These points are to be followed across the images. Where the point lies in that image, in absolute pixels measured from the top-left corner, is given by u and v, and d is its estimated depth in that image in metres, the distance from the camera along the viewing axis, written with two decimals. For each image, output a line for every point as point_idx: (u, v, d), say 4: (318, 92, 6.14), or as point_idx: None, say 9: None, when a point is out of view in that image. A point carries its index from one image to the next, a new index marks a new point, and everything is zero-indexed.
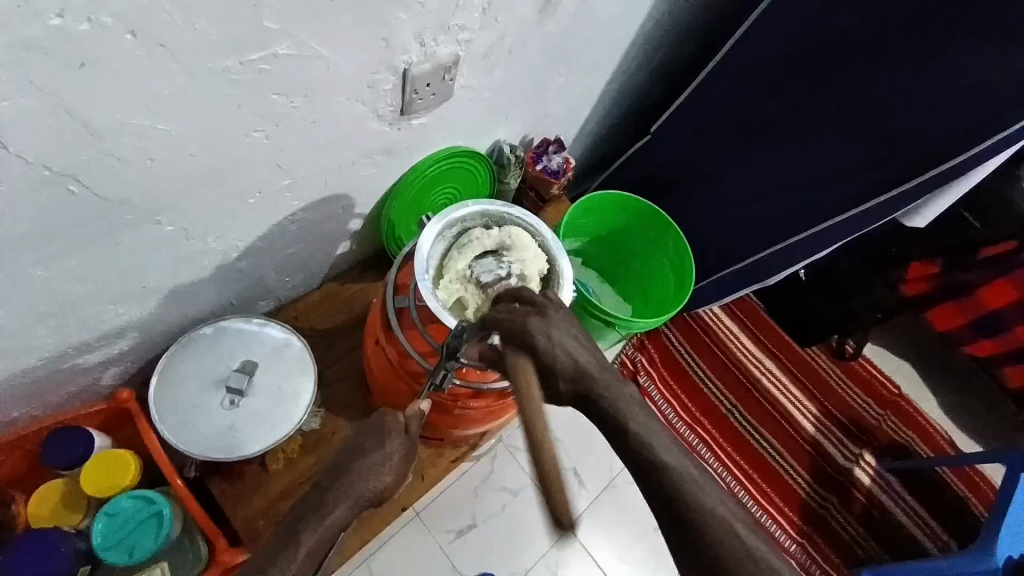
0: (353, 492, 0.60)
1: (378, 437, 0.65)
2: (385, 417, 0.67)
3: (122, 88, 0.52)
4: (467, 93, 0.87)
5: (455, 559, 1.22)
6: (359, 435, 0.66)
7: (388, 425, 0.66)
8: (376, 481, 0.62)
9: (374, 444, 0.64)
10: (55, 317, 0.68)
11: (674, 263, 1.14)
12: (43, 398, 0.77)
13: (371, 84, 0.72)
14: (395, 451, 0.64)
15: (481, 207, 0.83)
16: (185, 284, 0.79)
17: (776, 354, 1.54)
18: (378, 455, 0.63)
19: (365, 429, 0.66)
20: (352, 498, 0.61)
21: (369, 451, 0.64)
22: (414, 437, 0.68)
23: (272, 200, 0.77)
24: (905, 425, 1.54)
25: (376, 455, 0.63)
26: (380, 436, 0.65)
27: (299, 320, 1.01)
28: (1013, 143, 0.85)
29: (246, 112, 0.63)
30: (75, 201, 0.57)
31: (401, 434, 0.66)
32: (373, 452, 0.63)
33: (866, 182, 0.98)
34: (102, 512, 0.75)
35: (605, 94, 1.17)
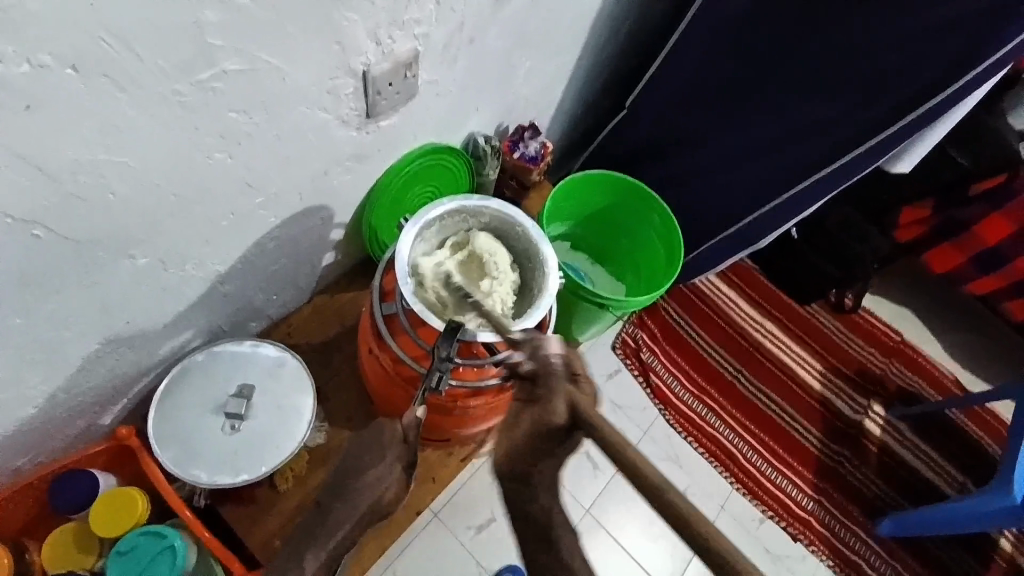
0: (358, 507, 0.63)
1: (377, 450, 0.66)
2: (384, 430, 0.68)
3: (72, 126, 0.51)
4: (432, 89, 0.86)
5: (479, 554, 1.23)
6: (358, 447, 0.68)
7: (385, 437, 0.67)
8: (382, 492, 0.64)
9: (374, 457, 0.66)
10: (41, 364, 0.67)
11: (662, 237, 1.13)
12: (41, 446, 0.76)
13: (332, 90, 0.71)
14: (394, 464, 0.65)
15: (456, 204, 0.82)
16: (171, 315, 0.78)
17: (775, 315, 1.54)
18: (377, 471, 0.65)
19: (366, 442, 0.68)
20: (358, 512, 0.63)
21: (370, 464, 0.66)
22: (415, 445, 0.69)
23: (247, 220, 0.76)
24: (910, 370, 1.55)
25: (374, 470, 0.65)
26: (379, 448, 0.67)
27: (293, 336, 1.00)
28: (997, 70, 0.85)
29: (207, 134, 0.62)
30: (42, 245, 0.56)
31: (400, 444, 0.67)
32: (374, 466, 0.65)
33: (847, 132, 0.97)
34: (115, 551, 0.74)
35: (575, 74, 1.16)
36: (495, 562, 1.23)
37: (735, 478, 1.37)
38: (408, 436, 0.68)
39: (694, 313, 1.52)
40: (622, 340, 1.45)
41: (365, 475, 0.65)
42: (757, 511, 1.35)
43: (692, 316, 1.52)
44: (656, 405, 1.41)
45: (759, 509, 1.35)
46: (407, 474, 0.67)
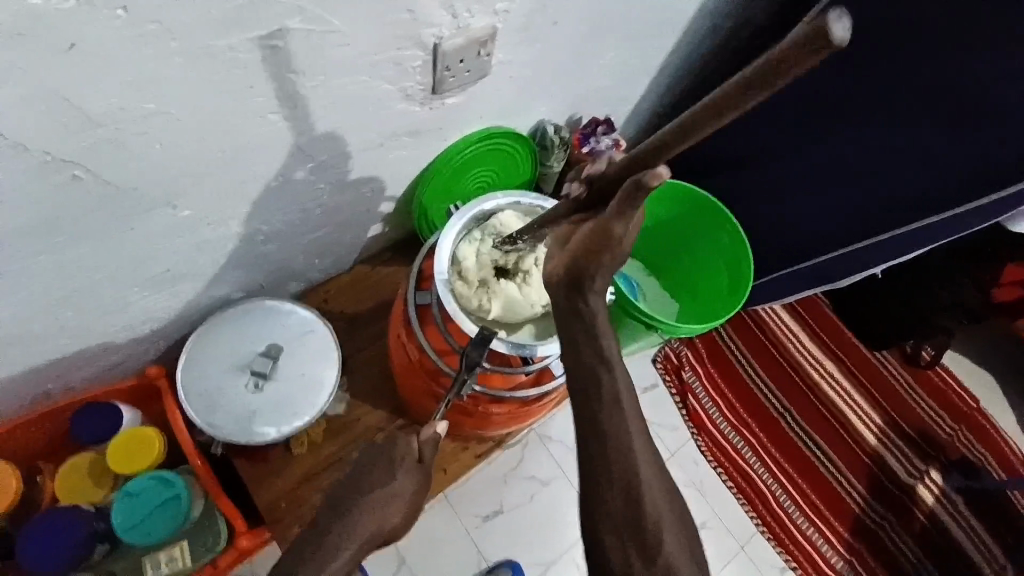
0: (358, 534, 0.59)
1: (388, 470, 0.63)
2: (396, 446, 0.65)
3: (118, 71, 0.49)
4: (505, 70, 0.80)
5: (481, 544, 1.21)
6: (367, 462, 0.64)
7: (398, 453, 0.64)
8: (383, 520, 0.60)
9: (383, 477, 0.62)
10: (78, 299, 0.68)
11: (730, 261, 1.04)
12: (74, 373, 0.78)
13: (397, 61, 0.66)
14: (404, 486, 0.61)
15: (510, 199, 0.76)
16: (211, 266, 0.78)
17: (838, 357, 1.42)
18: (384, 494, 0.61)
19: (375, 455, 0.64)
20: (359, 540, 0.59)
21: (378, 486, 0.62)
22: (429, 464, 0.64)
23: (294, 183, 0.73)
24: (981, 443, 1.39)
25: (384, 491, 0.61)
26: (389, 467, 0.63)
27: (328, 303, 0.99)
28: None
29: (258, 93, 0.59)
30: (81, 186, 0.55)
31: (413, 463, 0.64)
32: (383, 487, 0.61)
33: (968, 177, 0.83)
34: (122, 491, 0.76)
35: (662, 70, 1.06)
36: (495, 555, 1.21)
37: (761, 521, 1.28)
38: (423, 455, 0.64)
39: (747, 341, 1.42)
40: (666, 356, 1.36)
41: (371, 497, 0.61)
42: (779, 560, 1.26)
43: (745, 343, 1.41)
44: (690, 429, 1.32)
45: (781, 558, 1.26)
46: (415, 498, 0.63)
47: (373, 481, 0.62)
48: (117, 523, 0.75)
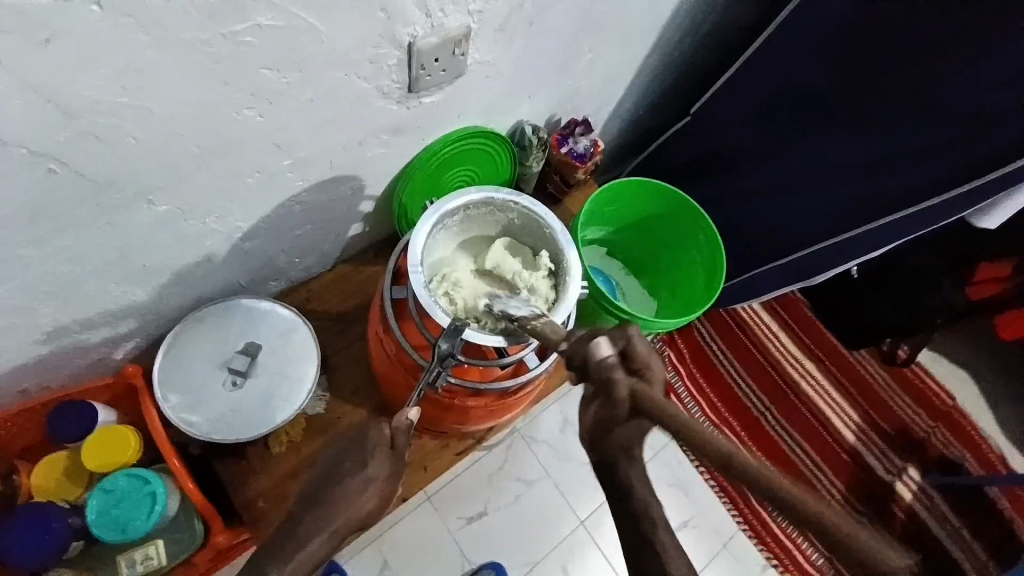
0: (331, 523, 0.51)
1: (361, 457, 0.57)
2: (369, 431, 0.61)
3: (95, 65, 0.49)
4: (482, 70, 0.81)
5: (465, 545, 1.21)
6: (334, 456, 0.57)
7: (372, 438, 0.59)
8: (357, 509, 0.54)
9: (355, 466, 0.56)
10: (54, 296, 0.68)
11: (707, 261, 1.06)
12: (50, 373, 0.78)
13: (374, 59, 0.68)
14: (379, 472, 0.56)
15: (485, 195, 0.77)
16: (191, 263, 0.78)
17: (815, 355, 1.45)
18: (356, 480, 0.55)
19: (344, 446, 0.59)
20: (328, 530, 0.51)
21: (351, 474, 0.55)
22: (401, 449, 0.61)
23: (273, 180, 0.74)
24: (956, 439, 1.42)
25: (357, 479, 0.55)
26: (363, 454, 0.57)
27: (310, 302, 0.99)
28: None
29: (235, 89, 0.59)
30: (57, 180, 0.56)
31: (386, 450, 0.59)
32: (356, 474, 0.55)
33: (931, 174, 0.86)
34: (99, 488, 0.75)
35: (638, 72, 1.09)
36: (479, 556, 1.21)
37: (743, 520, 1.29)
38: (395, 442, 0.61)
39: (729, 341, 1.44)
40: None
41: (343, 483, 0.54)
42: (761, 557, 1.28)
43: (725, 343, 1.44)
44: None
45: (763, 555, 1.28)
46: (390, 483, 0.57)
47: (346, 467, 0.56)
48: (92, 519, 0.74)
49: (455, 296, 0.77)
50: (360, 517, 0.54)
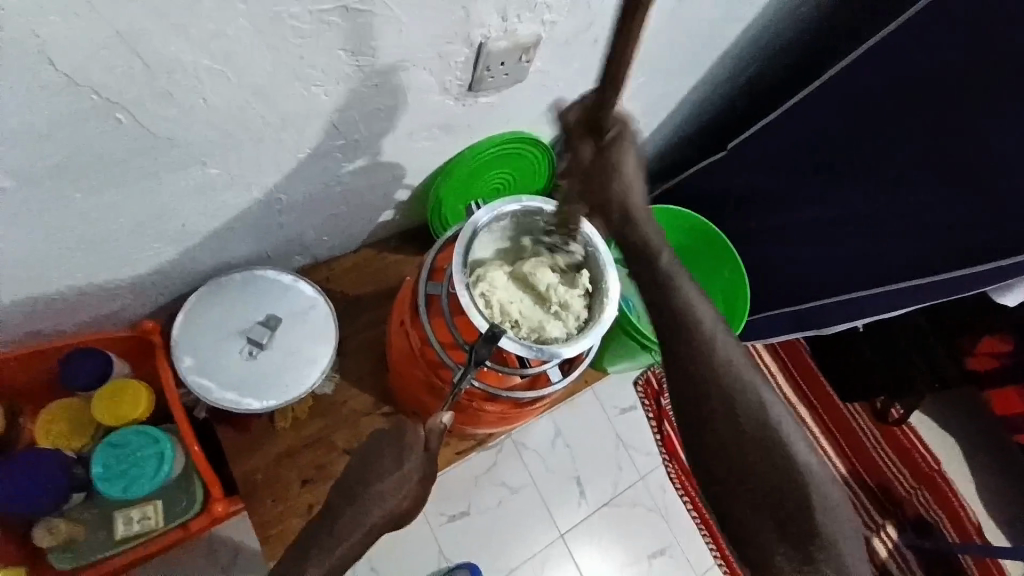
0: (368, 519, 0.61)
1: (397, 456, 0.64)
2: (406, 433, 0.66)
3: (182, 23, 0.49)
4: (541, 79, 0.82)
5: (443, 542, 1.21)
6: (375, 448, 0.65)
7: (407, 442, 0.65)
8: (390, 507, 0.62)
9: (391, 465, 0.63)
10: (91, 241, 0.67)
11: (728, 297, 1.06)
12: (69, 318, 0.77)
13: (443, 54, 0.68)
14: (411, 475, 0.63)
15: (532, 204, 0.78)
16: (225, 228, 0.78)
17: (811, 402, 1.46)
18: (392, 481, 0.62)
19: (382, 442, 0.66)
20: (368, 523, 0.61)
21: (387, 472, 0.63)
22: (434, 452, 0.66)
23: (321, 158, 0.74)
24: (937, 503, 1.43)
25: (392, 478, 0.62)
26: (397, 454, 0.64)
27: (330, 282, 0.99)
28: None
29: (308, 65, 0.59)
30: (120, 130, 0.55)
31: (420, 453, 0.65)
32: (390, 474, 0.63)
33: None
34: (107, 442, 0.76)
35: (685, 101, 1.10)
36: (456, 555, 1.21)
37: (717, 554, 1.32)
38: (429, 444, 0.66)
39: None
40: (646, 380, 1.40)
41: (380, 483, 0.62)
42: None
43: None
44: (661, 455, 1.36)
45: None
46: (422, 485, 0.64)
47: (383, 466, 0.64)
48: (97, 471, 0.75)
49: (492, 296, 0.78)
50: (392, 515, 0.62)
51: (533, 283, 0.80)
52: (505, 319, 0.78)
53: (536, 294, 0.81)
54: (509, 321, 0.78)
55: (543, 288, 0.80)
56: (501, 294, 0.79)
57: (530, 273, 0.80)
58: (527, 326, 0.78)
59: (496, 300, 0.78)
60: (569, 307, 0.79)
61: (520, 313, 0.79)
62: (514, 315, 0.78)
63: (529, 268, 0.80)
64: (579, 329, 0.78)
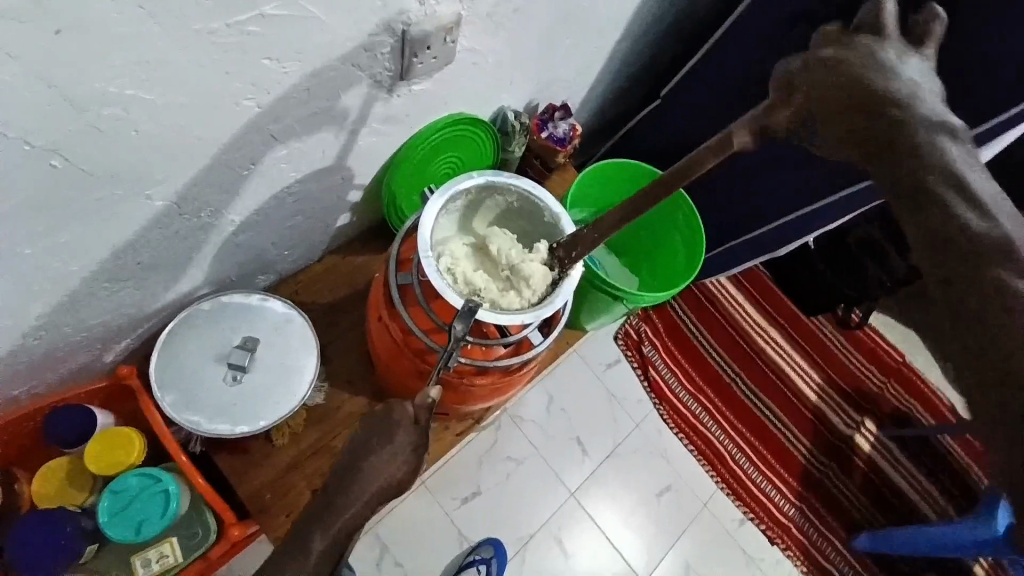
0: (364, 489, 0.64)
1: (387, 433, 0.65)
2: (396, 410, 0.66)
3: (101, 56, 0.49)
4: (469, 57, 0.83)
5: (461, 523, 1.25)
6: (369, 430, 0.67)
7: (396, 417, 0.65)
8: (386, 477, 0.64)
9: (382, 441, 0.65)
10: (50, 295, 0.66)
11: (686, 237, 1.10)
12: (42, 376, 0.76)
13: (368, 47, 0.68)
14: (402, 447, 0.64)
15: (485, 179, 0.80)
16: (183, 258, 0.77)
17: (781, 324, 1.54)
18: (384, 453, 0.64)
19: (376, 423, 0.66)
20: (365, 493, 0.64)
21: (379, 447, 0.65)
22: (427, 424, 0.65)
23: (267, 171, 0.74)
24: (907, 392, 1.54)
25: (383, 452, 0.64)
26: (388, 431, 0.65)
27: (301, 295, 0.99)
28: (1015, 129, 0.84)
29: (236, 79, 0.59)
30: (59, 175, 0.55)
31: (410, 425, 0.65)
32: (382, 449, 0.64)
33: None
34: (108, 490, 0.76)
35: (612, 57, 1.12)
36: (476, 533, 1.25)
37: (721, 479, 1.39)
38: (420, 417, 0.65)
39: (701, 314, 1.52)
40: (624, 333, 1.45)
41: (372, 457, 0.64)
42: (738, 512, 1.37)
43: (698, 316, 1.51)
44: (651, 400, 1.42)
45: (739, 510, 1.37)
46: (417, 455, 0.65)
47: (375, 443, 0.65)
48: (104, 518, 0.75)
49: (458, 270, 0.80)
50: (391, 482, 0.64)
51: (494, 255, 0.82)
52: (467, 287, 0.79)
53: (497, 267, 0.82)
54: (472, 291, 0.79)
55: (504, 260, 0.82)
56: (464, 265, 0.81)
57: (494, 246, 0.82)
58: (491, 297, 0.79)
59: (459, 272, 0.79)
60: (527, 276, 0.79)
61: (485, 284, 0.80)
62: (476, 284, 0.80)
63: (493, 242, 0.82)
64: (535, 299, 0.78)
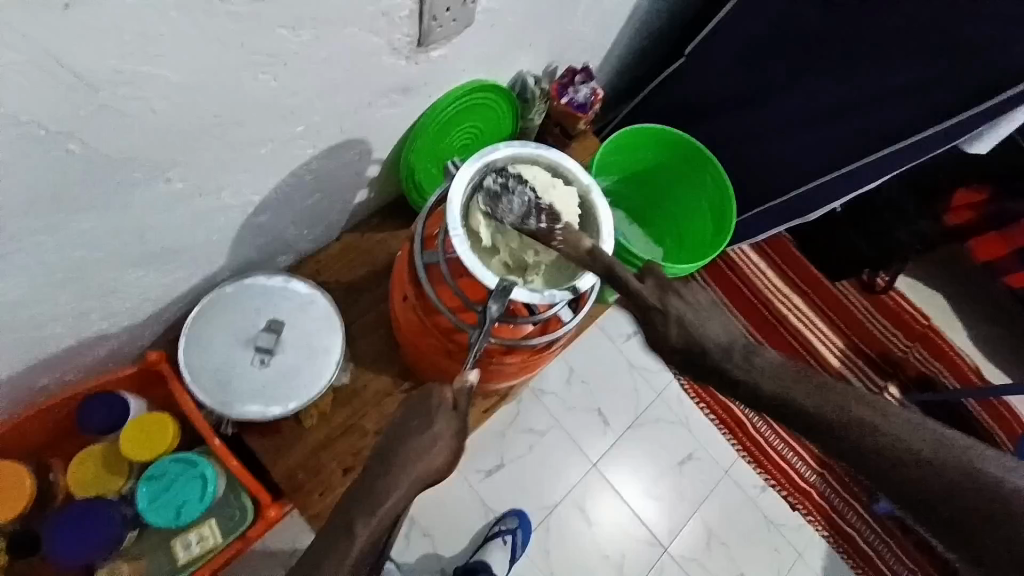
0: (406, 475, 0.58)
1: (425, 416, 0.61)
2: (432, 395, 0.63)
3: (111, 31, 0.45)
4: (489, 19, 0.78)
5: (487, 496, 1.26)
6: (405, 415, 0.62)
7: (434, 403, 0.62)
8: (427, 463, 0.59)
9: (421, 426, 0.60)
10: (73, 285, 0.65)
11: (714, 204, 1.06)
12: (70, 365, 0.76)
13: (386, 11, 0.64)
14: (442, 434, 0.60)
15: (512, 150, 0.77)
16: (202, 242, 0.75)
17: (805, 290, 1.51)
18: (425, 438, 0.60)
19: (412, 407, 0.62)
20: (407, 481, 0.58)
21: (418, 432, 0.60)
22: (464, 411, 0.64)
23: (285, 148, 0.71)
24: (934, 357, 1.51)
25: (424, 437, 0.59)
26: (426, 415, 0.61)
27: (321, 274, 0.97)
28: None
29: (251, 51, 0.56)
30: (75, 161, 0.52)
31: (449, 411, 0.62)
32: (421, 434, 0.60)
33: (933, 104, 0.89)
34: (145, 476, 0.77)
35: (633, 15, 1.07)
36: (503, 505, 1.26)
37: (741, 447, 1.39)
38: (457, 403, 0.63)
39: (723, 283, 1.49)
40: None
41: (412, 442, 0.59)
42: (760, 480, 1.38)
43: (719, 284, 1.49)
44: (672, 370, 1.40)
45: (762, 478, 1.37)
46: (456, 440, 0.62)
47: (412, 427, 0.60)
48: (144, 504, 0.76)
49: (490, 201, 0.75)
50: (430, 470, 0.59)
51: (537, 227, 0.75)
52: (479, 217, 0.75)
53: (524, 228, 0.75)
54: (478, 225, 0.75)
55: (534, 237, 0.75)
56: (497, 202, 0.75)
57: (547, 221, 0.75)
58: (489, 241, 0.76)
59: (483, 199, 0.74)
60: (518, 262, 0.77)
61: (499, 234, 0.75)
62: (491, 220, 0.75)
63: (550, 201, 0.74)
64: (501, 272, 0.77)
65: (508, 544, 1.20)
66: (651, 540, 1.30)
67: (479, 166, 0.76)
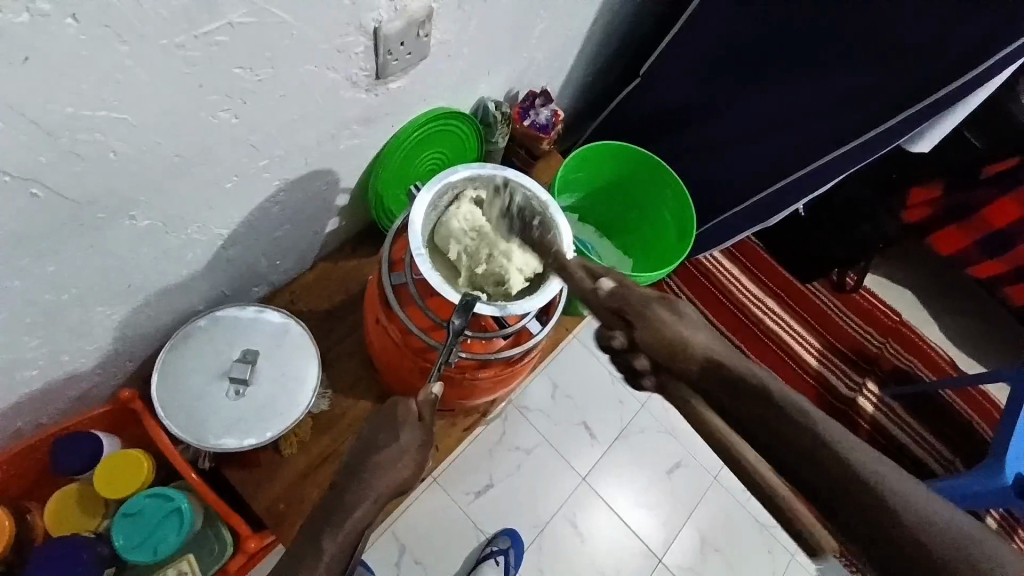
0: (374, 489, 0.60)
1: (392, 430, 0.64)
2: (399, 408, 0.66)
3: (70, 80, 0.48)
4: (444, 50, 0.82)
5: (476, 518, 1.25)
6: (373, 431, 0.65)
7: (400, 415, 0.65)
8: (394, 475, 0.61)
9: (389, 437, 0.63)
10: (43, 326, 0.66)
11: (676, 213, 1.10)
12: (44, 407, 0.76)
13: (342, 48, 0.67)
14: (409, 444, 0.63)
15: (470, 172, 0.80)
16: (173, 278, 0.76)
17: (777, 292, 1.54)
18: (392, 450, 0.62)
19: (380, 421, 0.65)
20: (373, 495, 0.60)
21: (386, 444, 0.63)
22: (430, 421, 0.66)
23: (251, 182, 0.73)
24: (907, 350, 1.54)
25: (391, 449, 0.62)
26: (393, 428, 0.64)
27: (296, 302, 0.99)
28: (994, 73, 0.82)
29: (210, 91, 0.58)
30: (40, 204, 0.54)
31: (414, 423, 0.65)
32: (389, 446, 0.63)
33: (872, 109, 0.94)
34: (122, 513, 0.77)
35: (588, 39, 1.12)
36: (492, 525, 1.25)
37: None
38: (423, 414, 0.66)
39: (697, 290, 1.52)
40: None
41: (381, 454, 0.62)
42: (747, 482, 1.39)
43: (693, 292, 1.52)
44: None
45: None
46: (422, 453, 0.64)
47: (380, 440, 0.63)
48: (122, 542, 0.76)
49: (463, 208, 0.79)
50: (396, 483, 0.62)
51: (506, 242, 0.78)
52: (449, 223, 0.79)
53: (492, 242, 0.78)
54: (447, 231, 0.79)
55: (500, 252, 0.77)
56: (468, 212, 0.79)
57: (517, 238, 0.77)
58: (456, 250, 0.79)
59: (449, 223, 0.78)
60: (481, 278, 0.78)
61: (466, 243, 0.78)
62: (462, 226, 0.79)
63: (516, 240, 0.77)
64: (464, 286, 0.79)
65: (501, 563, 1.20)
66: (644, 551, 1.30)
67: (439, 188, 0.79)
